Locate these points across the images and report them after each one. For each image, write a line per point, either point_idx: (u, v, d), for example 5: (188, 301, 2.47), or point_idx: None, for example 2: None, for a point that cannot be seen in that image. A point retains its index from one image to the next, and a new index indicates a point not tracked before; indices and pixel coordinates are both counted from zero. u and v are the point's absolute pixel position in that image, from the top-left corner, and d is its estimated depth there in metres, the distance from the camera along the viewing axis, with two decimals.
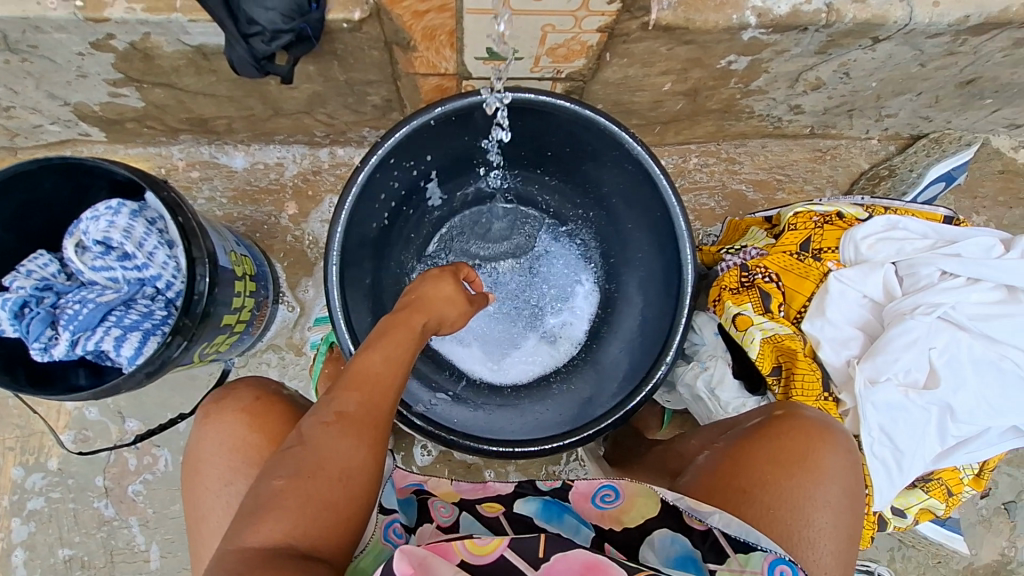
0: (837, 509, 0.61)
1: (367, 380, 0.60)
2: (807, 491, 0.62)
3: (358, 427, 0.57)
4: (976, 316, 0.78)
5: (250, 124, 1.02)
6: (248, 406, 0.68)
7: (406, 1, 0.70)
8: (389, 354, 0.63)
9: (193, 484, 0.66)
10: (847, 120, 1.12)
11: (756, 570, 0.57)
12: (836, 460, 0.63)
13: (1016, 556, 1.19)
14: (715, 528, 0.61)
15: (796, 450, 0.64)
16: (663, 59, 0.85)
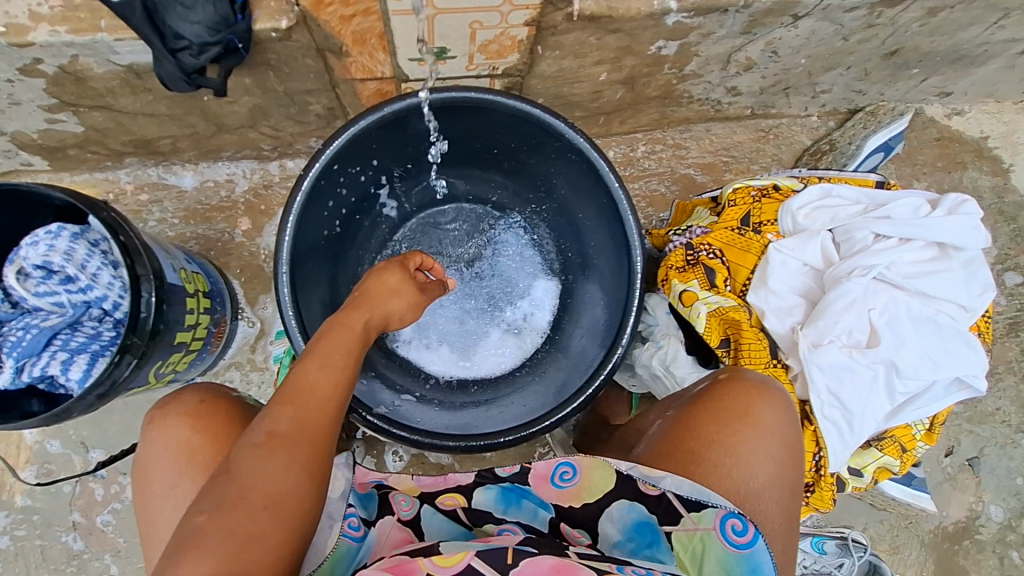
0: (778, 460, 0.65)
1: (301, 393, 0.59)
2: (749, 445, 0.65)
3: (285, 448, 0.55)
4: (910, 275, 0.81)
5: (195, 142, 1.02)
6: (193, 410, 0.68)
7: (331, 7, 0.71)
8: (326, 361, 0.62)
9: (142, 489, 0.66)
10: (785, 99, 1.16)
11: (709, 526, 0.62)
12: (773, 414, 0.67)
13: (985, 510, 1.22)
14: (669, 491, 0.63)
15: (738, 410, 0.67)
16: (594, 49, 0.88)
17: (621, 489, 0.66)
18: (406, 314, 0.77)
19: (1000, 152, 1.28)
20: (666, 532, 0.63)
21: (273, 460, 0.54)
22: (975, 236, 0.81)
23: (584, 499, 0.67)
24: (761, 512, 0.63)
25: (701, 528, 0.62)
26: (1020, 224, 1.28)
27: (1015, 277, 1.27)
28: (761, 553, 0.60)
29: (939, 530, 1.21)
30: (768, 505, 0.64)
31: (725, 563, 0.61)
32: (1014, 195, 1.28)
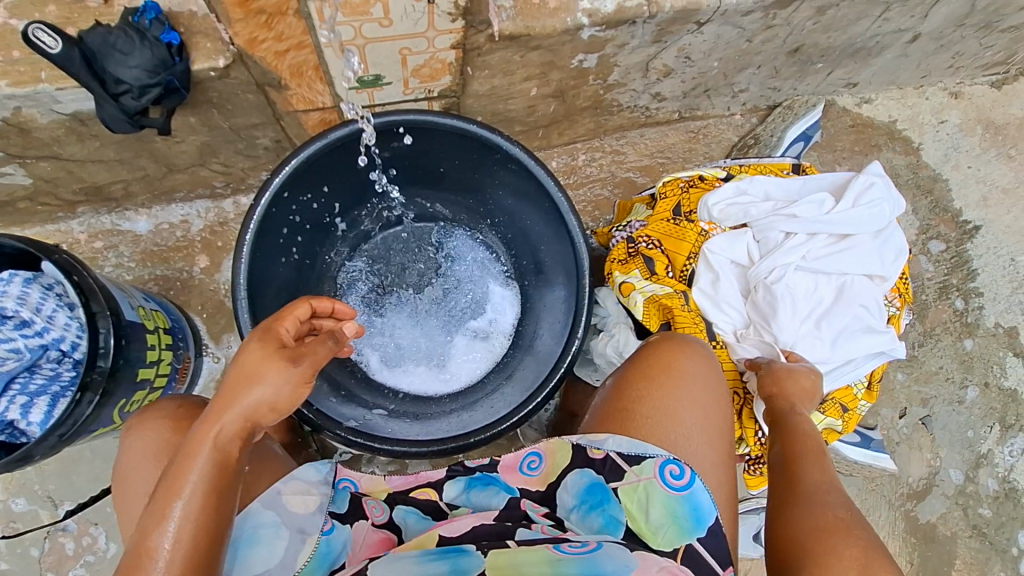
0: (704, 407, 0.70)
1: (135, 569, 0.55)
2: (677, 393, 0.70)
3: None
4: (823, 260, 0.88)
5: (147, 185, 1.05)
6: (172, 414, 0.70)
7: (264, 43, 0.76)
8: (155, 527, 0.56)
9: (121, 493, 0.67)
10: (708, 100, 1.25)
11: (650, 475, 0.65)
12: (694, 363, 0.72)
13: (943, 466, 1.28)
14: (612, 451, 0.67)
15: (662, 365, 0.72)
16: (520, 66, 0.94)
17: (574, 463, 0.69)
18: (280, 399, 0.64)
19: (909, 133, 1.40)
20: (613, 488, 0.67)
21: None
22: (878, 217, 0.88)
23: (550, 479, 0.70)
24: (694, 456, 0.67)
25: (643, 479, 0.66)
26: (937, 196, 1.38)
27: (939, 245, 1.37)
28: (699, 492, 0.64)
29: (903, 489, 1.27)
30: (699, 452, 0.68)
31: (669, 506, 0.65)
32: (928, 171, 1.39)
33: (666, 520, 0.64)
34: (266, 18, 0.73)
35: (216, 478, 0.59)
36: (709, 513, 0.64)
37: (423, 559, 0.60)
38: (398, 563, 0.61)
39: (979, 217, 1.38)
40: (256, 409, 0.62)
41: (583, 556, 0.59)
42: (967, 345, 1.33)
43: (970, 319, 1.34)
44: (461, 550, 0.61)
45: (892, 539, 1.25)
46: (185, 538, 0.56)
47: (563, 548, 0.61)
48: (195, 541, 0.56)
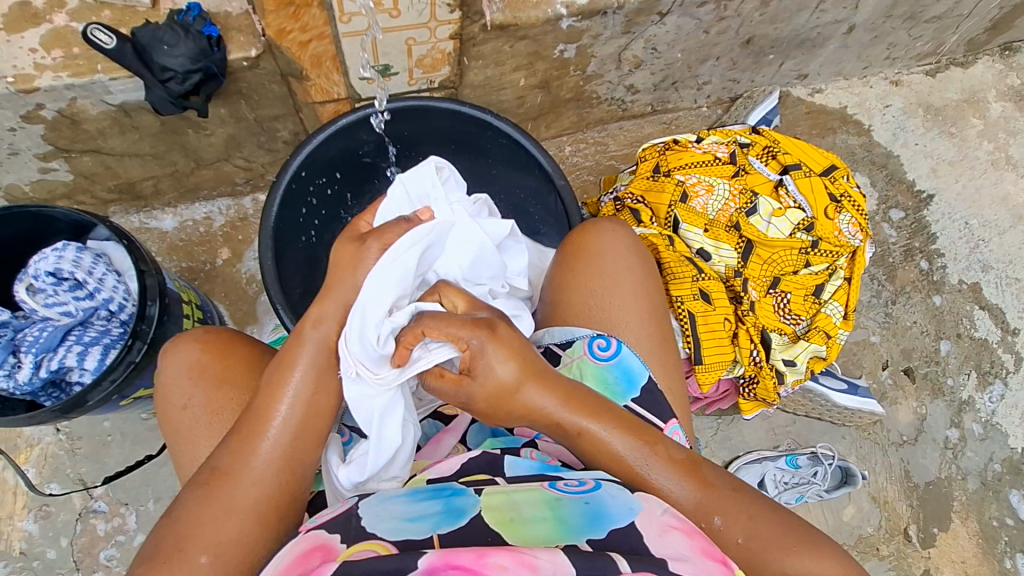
0: (612, 279, 0.83)
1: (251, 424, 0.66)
2: (598, 271, 0.84)
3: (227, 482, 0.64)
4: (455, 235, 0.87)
5: (175, 181, 1.15)
6: (201, 335, 0.79)
7: (290, 34, 0.89)
8: (274, 388, 0.68)
9: (163, 408, 0.77)
10: (676, 93, 1.40)
11: (581, 354, 0.78)
12: (603, 241, 0.86)
13: (929, 413, 1.36)
14: (547, 343, 0.82)
15: (591, 250, 0.85)
16: (509, 55, 1.08)
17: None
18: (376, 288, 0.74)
19: (860, 117, 1.56)
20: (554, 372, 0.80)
21: (206, 518, 0.62)
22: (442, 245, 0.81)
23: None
24: (615, 329, 0.81)
25: (575, 359, 0.79)
26: (891, 170, 1.52)
27: (899, 213, 1.50)
28: (625, 356, 0.77)
29: (894, 436, 1.33)
30: (624, 324, 0.81)
31: (600, 375, 0.77)
32: (880, 148, 1.54)
33: (599, 387, 0.77)
34: (295, 9, 0.86)
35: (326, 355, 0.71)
36: (638, 373, 0.77)
37: (417, 499, 0.63)
38: (386, 507, 0.62)
39: (931, 186, 1.52)
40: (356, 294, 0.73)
41: (582, 495, 0.62)
42: (936, 301, 1.44)
43: (936, 277, 1.45)
44: (454, 491, 0.63)
45: (891, 486, 1.30)
46: (296, 405, 0.67)
47: (560, 487, 0.63)
48: (301, 419, 0.68)
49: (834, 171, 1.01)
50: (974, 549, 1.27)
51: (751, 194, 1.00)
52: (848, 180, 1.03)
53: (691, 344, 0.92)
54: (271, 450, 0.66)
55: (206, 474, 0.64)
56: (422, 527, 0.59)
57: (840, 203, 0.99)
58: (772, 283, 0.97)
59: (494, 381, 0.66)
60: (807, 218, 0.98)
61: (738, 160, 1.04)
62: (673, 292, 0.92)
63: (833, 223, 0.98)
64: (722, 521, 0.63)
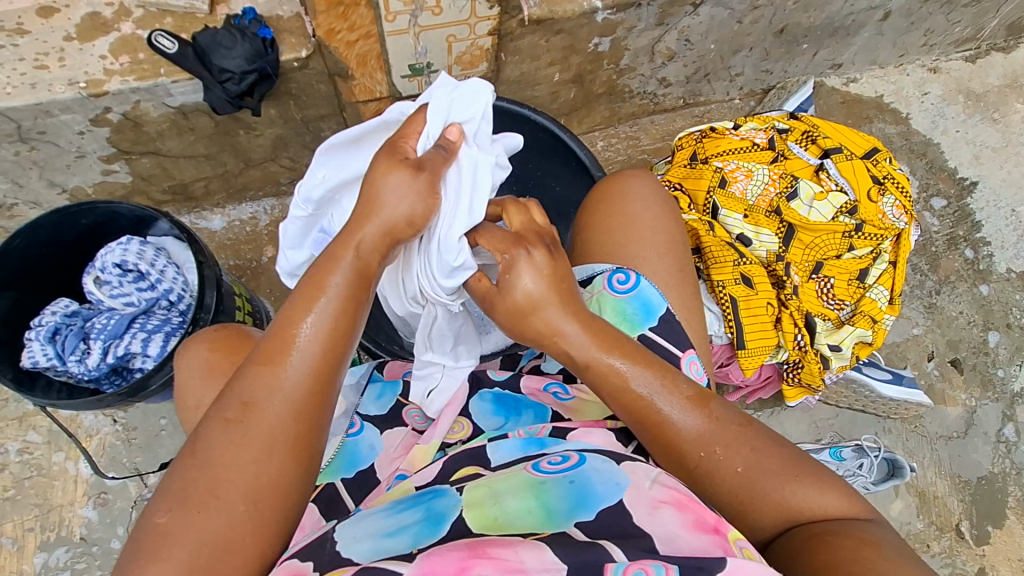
0: (637, 218, 0.85)
1: (275, 355, 0.62)
2: (627, 212, 0.85)
3: (255, 420, 0.59)
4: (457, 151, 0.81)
5: (225, 182, 1.20)
6: (213, 338, 0.81)
7: (339, 34, 0.93)
8: (300, 313, 0.64)
9: (181, 406, 0.79)
10: (708, 85, 1.41)
11: (600, 288, 0.79)
12: (637, 187, 0.87)
13: (979, 404, 1.32)
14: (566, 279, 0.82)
15: (614, 194, 0.87)
16: (545, 50, 1.10)
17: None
18: (416, 220, 0.71)
19: (897, 105, 1.53)
20: None
21: (235, 447, 0.58)
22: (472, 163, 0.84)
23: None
24: (636, 264, 0.81)
25: (595, 293, 0.79)
26: (932, 157, 1.50)
27: (941, 201, 1.46)
28: (644, 288, 0.77)
29: (942, 429, 1.30)
30: (655, 259, 0.82)
31: (619, 309, 0.77)
32: (919, 136, 1.51)
33: (617, 319, 0.77)
34: (343, 10, 0.89)
35: (356, 284, 0.67)
36: (656, 305, 0.76)
37: (393, 512, 0.62)
38: (362, 524, 0.61)
39: (974, 173, 1.48)
40: (393, 224, 0.70)
41: (566, 475, 0.62)
42: (982, 290, 1.40)
43: (982, 266, 1.42)
44: (432, 495, 0.63)
45: (941, 479, 1.26)
46: (326, 332, 0.63)
47: (544, 467, 0.64)
48: (327, 350, 0.63)
49: (876, 154, 1.00)
50: None
51: (790, 179, 1.00)
52: (890, 162, 1.01)
53: (733, 328, 0.92)
54: (301, 379, 0.61)
55: (230, 413, 0.60)
56: (401, 540, 0.58)
57: (883, 185, 0.98)
58: (815, 267, 0.96)
59: (525, 293, 0.69)
60: (850, 201, 0.97)
61: (776, 146, 1.04)
62: (715, 276, 0.93)
63: (876, 206, 0.97)
64: (724, 449, 0.65)
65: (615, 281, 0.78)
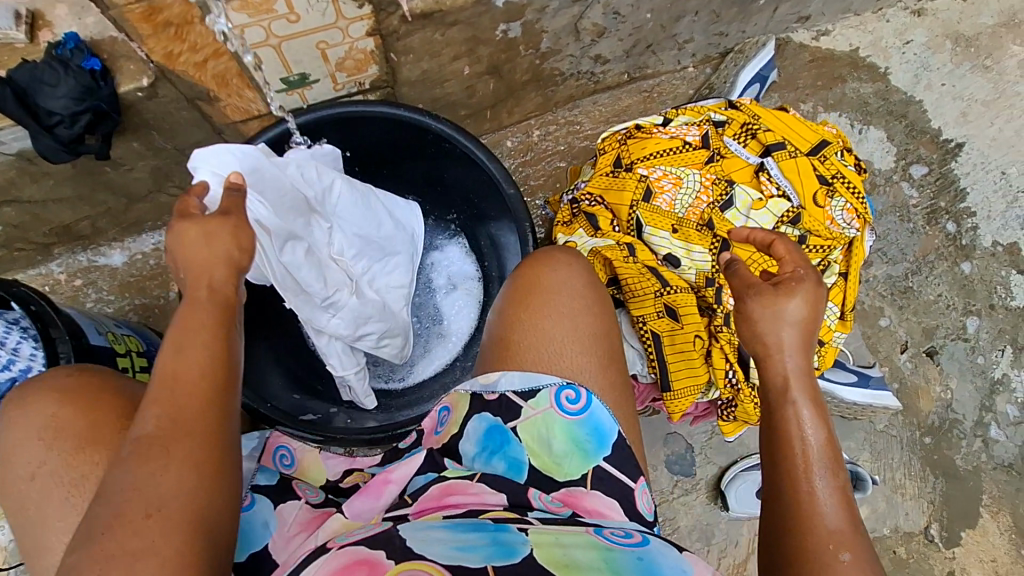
0: (572, 314, 0.75)
1: (162, 390, 0.56)
2: (551, 307, 0.75)
3: (154, 447, 0.53)
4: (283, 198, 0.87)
5: (113, 218, 1.11)
6: (58, 382, 0.73)
7: (182, 57, 0.79)
8: (180, 346, 0.58)
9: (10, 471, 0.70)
10: (654, 56, 1.24)
11: (547, 407, 0.70)
12: (556, 276, 0.77)
13: (954, 396, 1.23)
14: (505, 390, 0.71)
15: (536, 284, 0.77)
16: (444, 45, 0.95)
17: (472, 408, 0.72)
18: (243, 237, 0.65)
19: (874, 59, 1.35)
20: (512, 429, 0.71)
21: (148, 474, 0.52)
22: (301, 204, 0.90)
23: (454, 430, 0.73)
24: (556, 364, 0.72)
25: (540, 411, 0.70)
26: (912, 119, 1.33)
27: (921, 169, 1.31)
28: (596, 410, 0.70)
29: (913, 427, 1.22)
30: (576, 350, 0.73)
31: (570, 432, 0.70)
32: (899, 95, 1.34)
33: (569, 448, 0.70)
34: (176, 29, 0.74)
35: (219, 313, 0.61)
36: (609, 430, 0.70)
37: (459, 529, 0.60)
38: (428, 532, 0.60)
39: (961, 134, 1.32)
40: (231, 255, 0.63)
41: (634, 549, 0.59)
42: (964, 269, 1.27)
43: (965, 242, 1.28)
44: (495, 526, 0.61)
45: (909, 480, 1.20)
46: (206, 355, 0.58)
47: (609, 536, 0.61)
48: (214, 370, 0.58)
49: (825, 147, 0.86)
50: (1004, 544, 1.17)
51: (724, 185, 0.88)
52: (842, 154, 0.88)
53: (658, 369, 0.84)
54: (190, 399, 0.56)
55: (129, 450, 0.53)
56: (474, 555, 0.56)
57: (831, 184, 0.85)
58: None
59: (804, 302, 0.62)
60: (793, 208, 0.85)
61: (711, 143, 0.90)
62: (635, 312, 0.84)
63: (822, 211, 0.85)
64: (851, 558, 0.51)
65: (563, 400, 0.70)
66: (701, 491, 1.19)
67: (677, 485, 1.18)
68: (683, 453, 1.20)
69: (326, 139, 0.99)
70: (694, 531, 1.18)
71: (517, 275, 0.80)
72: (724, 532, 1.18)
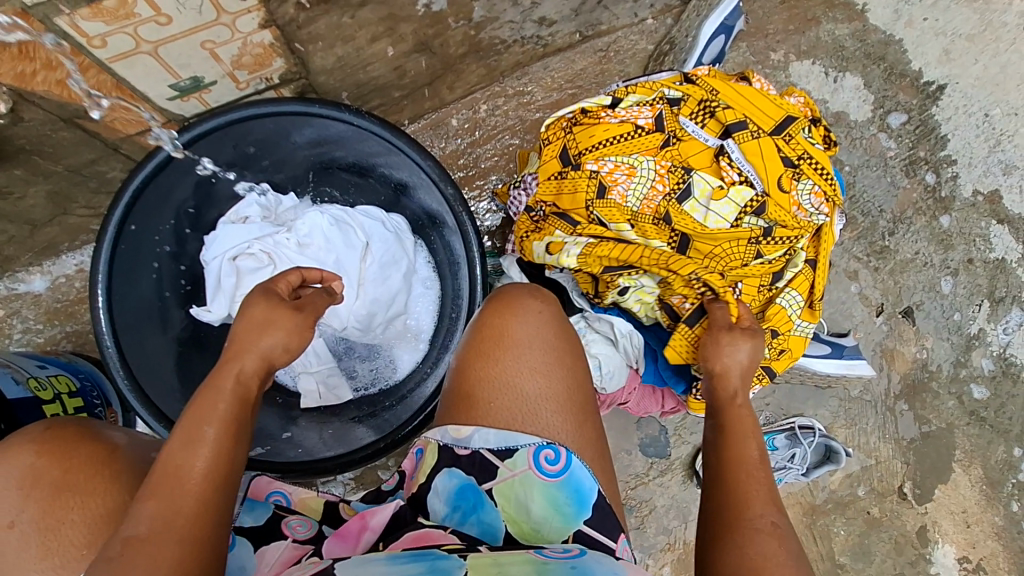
0: (547, 370, 0.70)
1: (159, 488, 0.51)
2: (523, 363, 0.70)
3: (144, 553, 0.48)
4: (285, 221, 0.99)
5: (21, 245, 1.01)
6: (38, 437, 0.62)
7: (38, 77, 0.68)
8: (189, 442, 0.54)
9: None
10: (607, 11, 1.11)
11: (525, 467, 0.67)
12: (525, 327, 0.72)
13: (931, 357, 1.20)
14: (479, 447, 0.68)
15: (497, 333, 0.72)
16: (357, 28, 0.82)
17: (441, 461, 0.69)
18: (293, 340, 0.65)
19: None
20: (487, 490, 0.68)
21: None
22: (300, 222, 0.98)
23: (420, 480, 0.70)
24: (522, 424, 0.68)
25: (519, 472, 0.67)
26: (891, 61, 1.22)
27: (900, 117, 1.22)
28: (576, 470, 0.66)
29: (888, 390, 1.20)
30: (549, 408, 0.69)
31: (549, 495, 0.66)
32: (877, 35, 1.22)
33: (549, 511, 0.66)
34: (18, 48, 0.63)
35: (239, 410, 0.58)
36: (589, 490, 0.66)
37: (397, 560, 0.57)
38: (367, 567, 0.56)
39: (942, 75, 1.22)
40: (271, 351, 0.63)
41: (569, 560, 0.58)
42: (943, 223, 1.21)
43: (944, 193, 1.21)
44: (440, 554, 0.58)
45: (884, 444, 1.19)
46: (217, 454, 0.54)
47: (547, 552, 0.60)
48: (222, 472, 0.54)
49: (792, 122, 0.78)
50: (976, 496, 1.18)
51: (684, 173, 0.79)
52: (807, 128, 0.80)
53: None
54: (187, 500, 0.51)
55: (113, 552, 0.48)
56: None
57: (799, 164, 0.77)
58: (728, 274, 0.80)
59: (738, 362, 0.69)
60: (757, 197, 0.78)
61: (666, 125, 0.80)
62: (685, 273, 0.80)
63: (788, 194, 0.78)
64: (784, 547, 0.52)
65: (543, 460, 0.67)
66: (677, 471, 1.17)
67: (652, 467, 1.16)
68: (657, 435, 1.17)
69: (237, 145, 0.90)
70: (671, 510, 1.16)
71: (482, 316, 0.75)
72: None
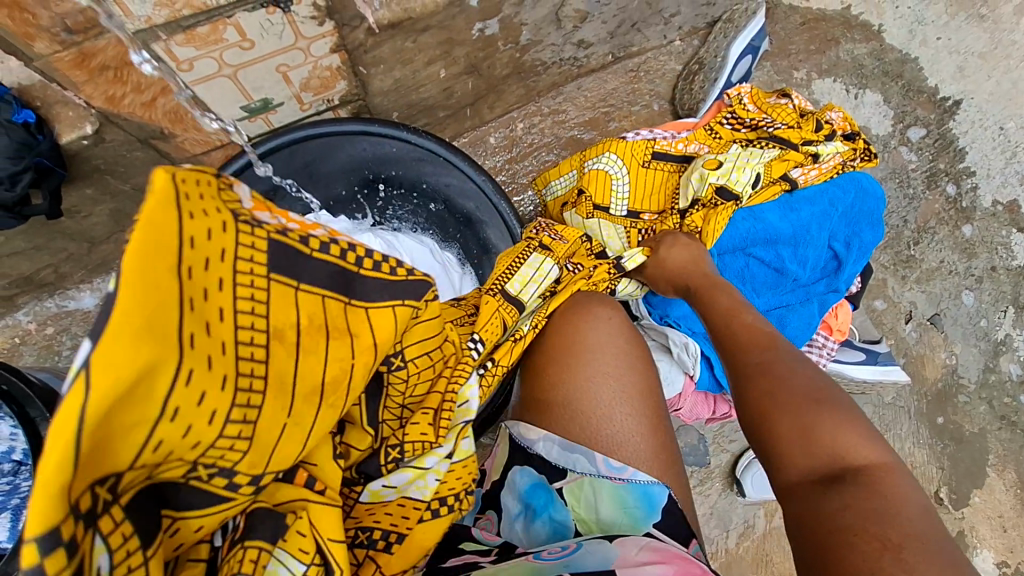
0: (619, 374, 0.72)
1: None
2: (595, 368, 0.72)
3: None
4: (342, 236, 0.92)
5: (78, 262, 1.03)
6: None
7: (126, 99, 0.72)
8: None
9: None
10: (639, 34, 1.16)
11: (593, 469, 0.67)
12: (596, 333, 0.74)
13: (959, 362, 1.23)
14: (543, 449, 0.69)
15: (566, 338, 0.74)
16: (416, 52, 0.86)
17: (512, 461, 0.71)
18: None
19: (867, 17, 1.28)
20: (558, 489, 0.67)
21: None
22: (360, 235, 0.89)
23: (493, 477, 0.72)
24: (600, 429, 0.69)
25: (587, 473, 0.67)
26: (909, 78, 1.28)
27: (919, 131, 1.27)
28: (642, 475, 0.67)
29: (921, 395, 1.22)
30: (621, 411, 0.71)
31: (617, 497, 0.66)
32: (894, 54, 1.28)
33: (616, 514, 0.66)
34: (114, 72, 0.67)
35: None
36: (658, 494, 0.66)
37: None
38: None
39: (957, 91, 1.27)
40: None
41: (562, 560, 0.58)
42: (966, 232, 1.25)
43: (965, 204, 1.26)
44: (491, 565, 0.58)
45: (918, 449, 1.21)
46: None
47: (544, 556, 0.59)
48: None
49: (773, 118, 0.90)
50: (1011, 500, 1.20)
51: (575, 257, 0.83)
52: (831, 142, 0.88)
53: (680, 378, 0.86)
54: None
55: None
56: None
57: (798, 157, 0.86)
58: (189, 461, 0.38)
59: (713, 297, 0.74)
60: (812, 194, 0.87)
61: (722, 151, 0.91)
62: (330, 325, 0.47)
63: (790, 189, 0.87)
64: (920, 520, 0.48)
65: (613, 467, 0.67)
66: (717, 479, 1.18)
67: (692, 475, 1.17)
68: (696, 444, 1.18)
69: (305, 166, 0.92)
70: (712, 518, 1.17)
71: (552, 324, 0.77)
72: (741, 517, 1.17)
